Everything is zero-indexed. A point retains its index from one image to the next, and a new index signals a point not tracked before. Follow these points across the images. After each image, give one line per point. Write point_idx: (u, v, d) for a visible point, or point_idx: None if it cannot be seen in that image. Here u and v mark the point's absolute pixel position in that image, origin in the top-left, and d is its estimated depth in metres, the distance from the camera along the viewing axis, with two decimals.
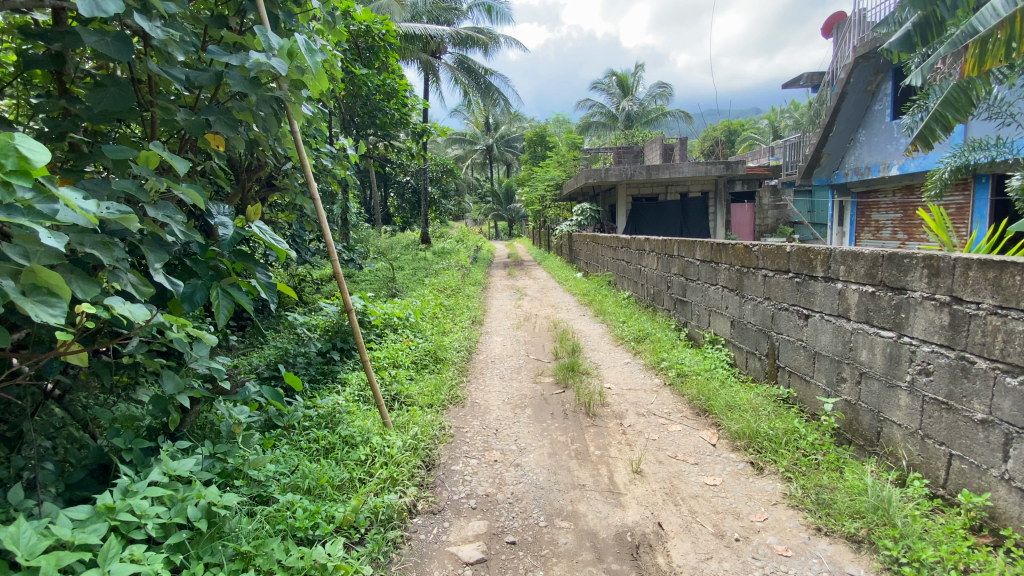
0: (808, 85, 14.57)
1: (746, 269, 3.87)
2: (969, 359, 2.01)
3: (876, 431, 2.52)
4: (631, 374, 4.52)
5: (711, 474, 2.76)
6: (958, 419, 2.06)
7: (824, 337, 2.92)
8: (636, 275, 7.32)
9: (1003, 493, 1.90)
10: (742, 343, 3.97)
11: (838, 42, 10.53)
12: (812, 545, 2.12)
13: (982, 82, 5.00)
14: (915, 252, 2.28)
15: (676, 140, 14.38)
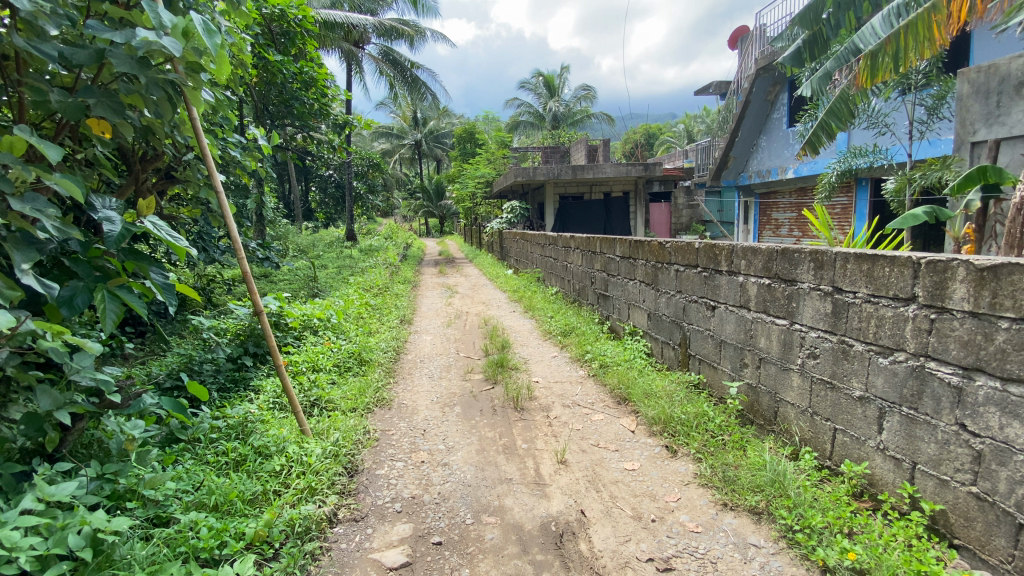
0: (717, 92, 15.67)
1: (661, 264, 4.08)
2: (849, 342, 2.24)
3: (773, 411, 2.76)
4: (558, 368, 4.63)
5: (631, 459, 2.90)
6: (840, 397, 2.30)
7: (729, 326, 3.15)
8: (562, 271, 7.51)
9: (878, 461, 2.13)
10: (658, 334, 4.19)
11: (742, 53, 11.38)
12: (719, 520, 2.28)
13: (861, 95, 5.59)
14: (803, 247, 2.52)
15: (600, 141, 14.91)
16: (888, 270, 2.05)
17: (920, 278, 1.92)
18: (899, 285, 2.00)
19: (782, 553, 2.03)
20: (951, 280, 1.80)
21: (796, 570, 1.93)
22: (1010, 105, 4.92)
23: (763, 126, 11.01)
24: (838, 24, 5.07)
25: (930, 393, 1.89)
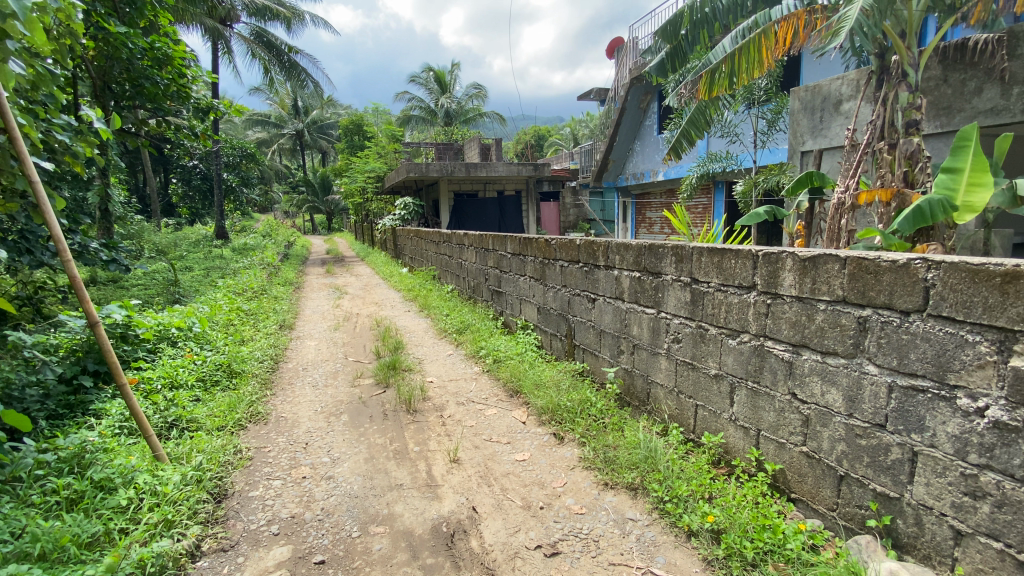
0: (597, 99, 16.66)
1: (547, 260, 4.23)
2: (705, 327, 2.50)
3: (646, 392, 3.01)
4: (452, 366, 4.60)
5: (521, 450, 2.97)
6: (700, 375, 2.56)
7: (607, 316, 3.36)
8: (456, 269, 7.49)
9: (731, 431, 2.40)
10: (547, 327, 4.35)
11: (619, 63, 12.21)
12: (601, 499, 2.42)
13: (714, 106, 6.24)
14: (666, 243, 2.76)
15: (492, 139, 15.10)
16: (734, 262, 2.31)
17: (759, 268, 2.19)
18: (743, 275, 2.27)
19: (655, 523, 2.21)
20: (782, 269, 2.08)
21: (667, 538, 2.12)
22: (831, 119, 5.85)
23: (638, 131, 11.92)
24: (694, 41, 5.43)
25: (768, 367, 2.17)
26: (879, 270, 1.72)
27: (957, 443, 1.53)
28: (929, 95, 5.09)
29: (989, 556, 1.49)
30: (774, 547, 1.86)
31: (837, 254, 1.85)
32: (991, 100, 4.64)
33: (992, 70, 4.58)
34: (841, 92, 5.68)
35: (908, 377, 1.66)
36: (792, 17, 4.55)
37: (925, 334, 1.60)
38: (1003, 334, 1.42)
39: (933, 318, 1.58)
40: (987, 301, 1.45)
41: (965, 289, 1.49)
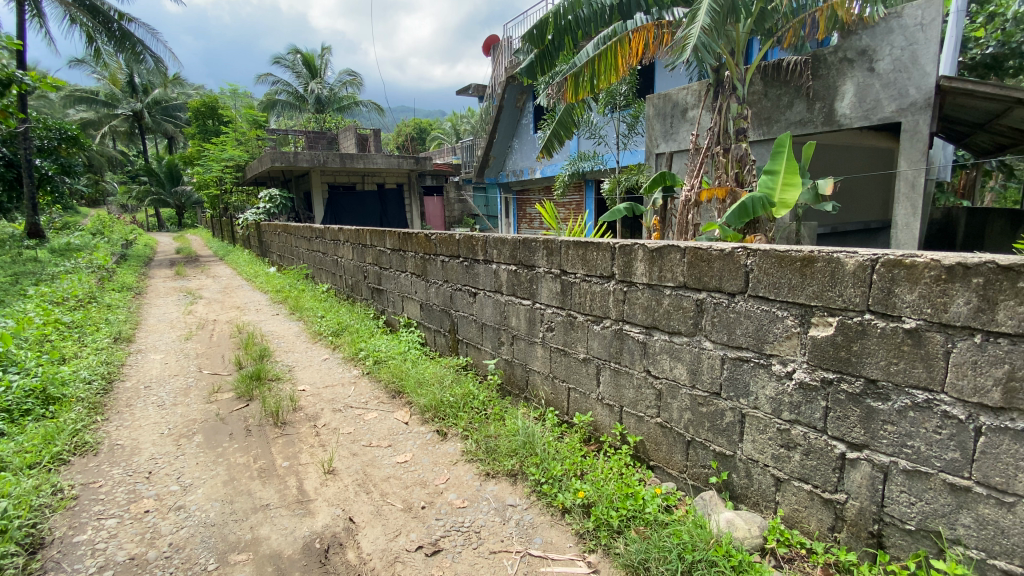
0: (476, 94, 16.75)
1: (428, 255, 4.17)
2: (574, 315, 2.65)
3: (524, 380, 3.11)
4: (328, 371, 4.33)
5: (403, 452, 2.90)
6: (571, 360, 2.71)
7: (487, 310, 3.41)
8: (332, 267, 7.04)
9: (599, 410, 2.58)
10: (430, 323, 4.28)
11: (495, 61, 12.38)
12: (482, 490, 2.46)
13: (580, 108, 6.57)
14: (538, 237, 2.86)
15: (369, 130, 14.46)
16: (597, 254, 2.47)
17: (616, 259, 2.37)
18: (604, 265, 2.44)
19: (533, 506, 2.30)
20: (635, 260, 2.28)
21: (544, 518, 2.21)
22: (680, 125, 6.56)
23: (515, 129, 12.24)
24: (560, 48, 5.47)
25: (627, 349, 2.37)
26: (710, 258, 1.96)
27: (774, 403, 1.81)
28: (754, 107, 5.94)
29: (801, 497, 1.77)
30: (636, 512, 2.03)
31: (679, 244, 2.08)
32: (799, 114, 5.55)
33: (799, 88, 5.49)
34: (687, 101, 6.40)
35: (735, 350, 1.92)
36: (644, 29, 5.12)
37: (747, 311, 1.85)
38: (803, 308, 1.69)
39: (753, 298, 1.83)
40: (791, 282, 1.71)
41: (774, 273, 1.75)
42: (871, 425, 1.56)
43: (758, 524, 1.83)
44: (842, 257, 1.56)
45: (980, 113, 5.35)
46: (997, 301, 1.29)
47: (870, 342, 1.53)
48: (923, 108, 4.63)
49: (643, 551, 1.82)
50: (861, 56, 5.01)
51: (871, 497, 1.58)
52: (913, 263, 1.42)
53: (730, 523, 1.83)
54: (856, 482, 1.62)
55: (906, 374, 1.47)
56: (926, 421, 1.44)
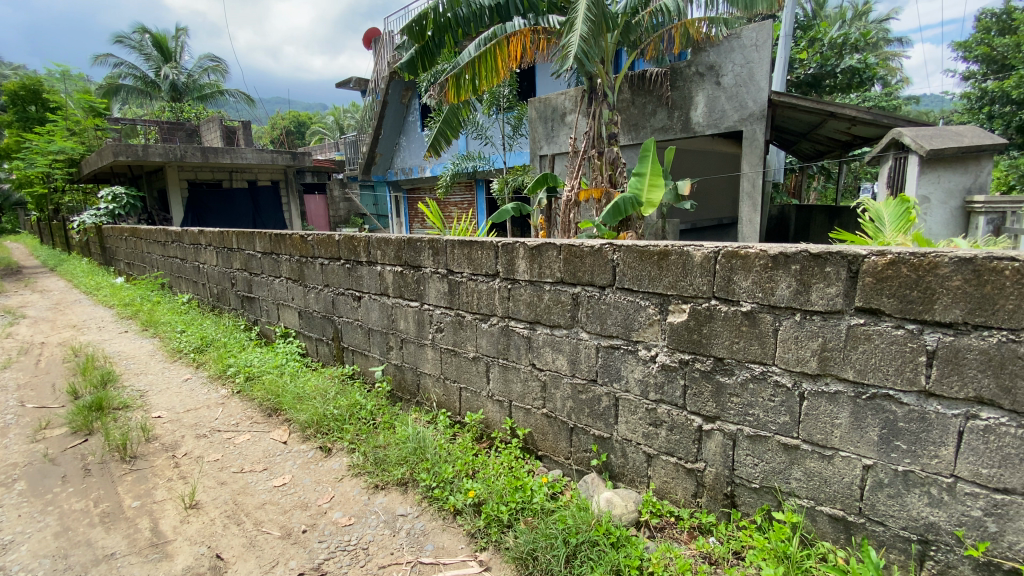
0: (358, 88, 15.99)
1: (304, 259, 3.88)
2: (462, 314, 2.63)
3: (415, 384, 3.03)
4: (190, 393, 3.83)
5: (280, 474, 2.66)
6: (461, 360, 2.69)
7: (373, 314, 3.26)
8: (193, 274, 6.25)
9: (490, 408, 2.60)
10: (311, 332, 3.99)
11: (376, 55, 11.92)
12: (371, 503, 2.35)
13: (464, 108, 6.56)
14: (423, 236, 2.80)
15: (237, 123, 13.14)
16: (481, 253, 2.48)
17: (500, 257, 2.39)
18: (488, 264, 2.45)
19: (423, 512, 2.24)
20: (517, 258, 2.31)
21: (435, 524, 2.16)
22: (560, 128, 6.88)
23: (401, 126, 11.91)
24: (441, 46, 5.34)
25: (513, 345, 2.41)
26: (583, 255, 2.06)
27: (642, 385, 1.96)
28: (623, 113, 6.40)
29: (669, 469, 1.93)
30: (525, 503, 2.07)
31: (555, 242, 2.15)
32: (662, 121, 6.10)
33: (661, 98, 6.04)
34: (565, 105, 6.73)
35: (607, 339, 2.04)
36: (521, 33, 5.28)
37: (616, 303, 1.98)
38: (662, 297, 1.85)
39: (621, 290, 1.96)
40: (651, 274, 1.86)
41: (636, 266, 1.89)
42: (721, 399, 1.75)
43: (633, 500, 1.96)
44: (691, 250, 1.74)
45: (803, 125, 6.29)
46: (810, 284, 1.51)
47: (716, 324, 1.72)
48: (759, 119, 5.38)
49: (532, 541, 1.86)
50: (709, 71, 5.63)
51: (724, 462, 1.78)
52: (747, 253, 1.62)
53: (609, 502, 1.94)
54: (711, 450, 1.80)
55: (745, 351, 1.67)
56: (763, 390, 1.65)
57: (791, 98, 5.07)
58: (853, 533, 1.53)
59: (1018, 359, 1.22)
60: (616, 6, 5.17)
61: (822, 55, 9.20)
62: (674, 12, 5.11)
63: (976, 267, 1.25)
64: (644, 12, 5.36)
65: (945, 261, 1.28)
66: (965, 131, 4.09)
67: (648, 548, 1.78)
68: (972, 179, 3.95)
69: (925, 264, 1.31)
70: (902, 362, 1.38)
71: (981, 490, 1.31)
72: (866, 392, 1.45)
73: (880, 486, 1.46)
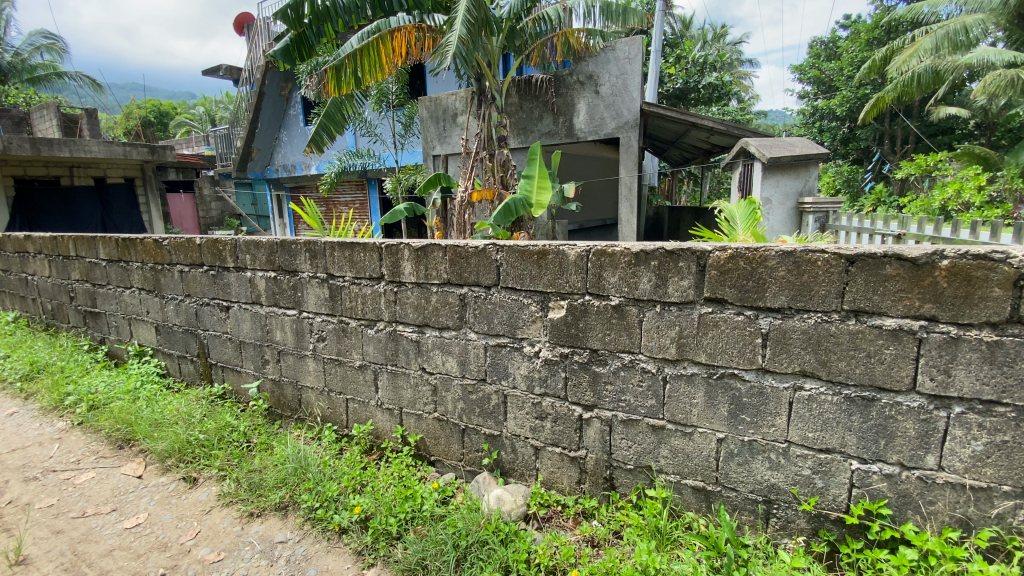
0: (229, 77, 14.54)
1: (160, 266, 3.42)
2: (345, 321, 2.49)
3: (296, 399, 2.82)
4: (13, 431, 3.19)
5: (133, 514, 2.32)
6: (346, 370, 2.55)
7: (244, 325, 2.97)
8: (19, 287, 5.23)
9: (378, 417, 2.49)
10: (172, 349, 3.53)
11: (250, 42, 10.94)
12: (244, 534, 2.13)
13: (349, 102, 6.24)
14: (298, 239, 2.60)
15: (78, 110, 11.30)
16: (363, 255, 2.35)
17: (384, 260, 2.29)
18: (371, 267, 2.34)
19: (306, 536, 2.08)
20: (401, 260, 2.23)
21: (318, 547, 2.01)
22: (451, 129, 6.86)
23: (281, 120, 11.05)
24: (320, 36, 4.86)
25: (402, 349, 2.32)
26: (468, 255, 2.05)
27: (527, 381, 2.00)
28: (512, 117, 6.52)
29: (555, 460, 2.00)
30: (415, 512, 2.00)
31: (439, 243, 2.12)
32: (548, 126, 6.32)
33: (546, 103, 6.26)
34: (455, 106, 6.72)
35: (494, 338, 2.05)
36: (405, 29, 5.14)
37: (501, 302, 2.00)
38: (543, 295, 1.90)
39: (505, 289, 1.98)
40: (531, 273, 1.91)
41: (518, 265, 1.93)
42: (598, 388, 1.85)
43: (522, 494, 1.99)
44: (566, 249, 1.81)
45: (672, 134, 6.91)
46: (667, 278, 1.65)
47: (591, 318, 1.81)
48: (633, 127, 5.84)
49: (421, 550, 1.81)
50: (589, 80, 5.97)
51: (603, 448, 1.88)
52: (613, 251, 1.72)
53: (499, 500, 1.95)
54: (591, 437, 1.90)
55: (616, 341, 1.78)
56: (633, 376, 1.76)
57: (659, 109, 5.54)
58: (712, 501, 1.70)
59: (830, 336, 1.43)
60: (500, 10, 5.19)
61: (687, 71, 10.16)
62: (555, 22, 5.53)
63: (796, 258, 1.44)
64: (527, 19, 5.53)
65: (772, 254, 1.47)
66: (797, 142, 4.73)
67: (535, 540, 1.82)
68: (802, 183, 4.58)
69: (757, 257, 1.50)
70: (743, 344, 1.55)
71: (809, 451, 1.51)
72: (716, 372, 1.61)
73: (732, 456, 1.63)
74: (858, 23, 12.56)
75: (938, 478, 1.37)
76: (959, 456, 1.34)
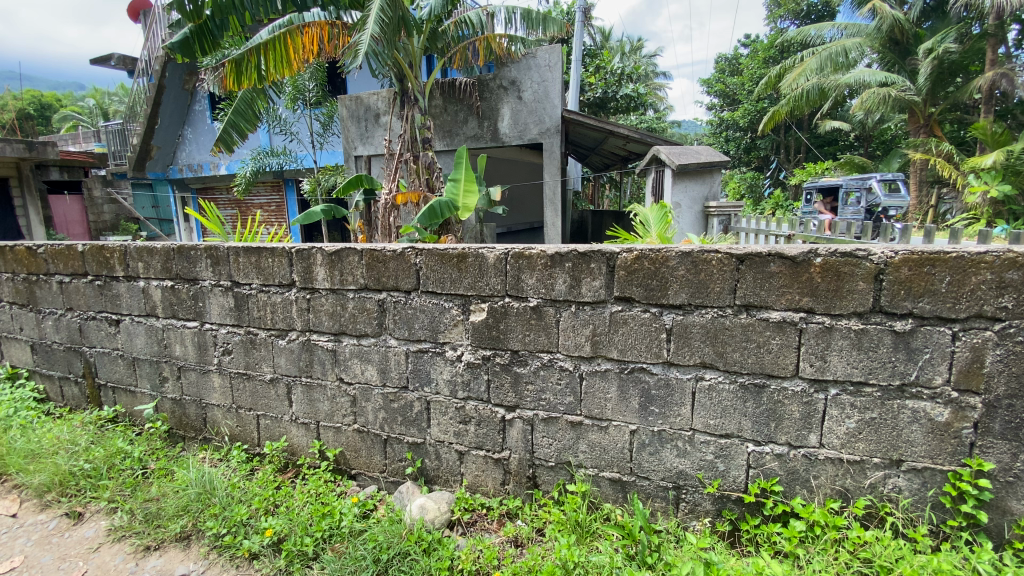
0: (123, 68, 13.22)
1: (34, 276, 3.02)
2: (253, 332, 2.33)
3: (201, 419, 2.60)
4: None
5: (4, 559, 2.04)
6: (256, 384, 2.39)
7: (138, 340, 2.70)
8: None
9: (294, 432, 2.36)
10: (52, 369, 3.14)
11: (146, 29, 10.00)
12: (140, 571, 1.93)
13: (261, 97, 5.86)
14: (198, 244, 2.40)
15: None
16: (271, 261, 2.22)
17: (295, 265, 2.17)
18: (281, 273, 2.21)
19: (210, 567, 1.91)
20: (313, 265, 2.13)
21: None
22: (374, 129, 6.69)
23: (185, 116, 10.21)
24: (224, 28, 4.48)
25: (317, 360, 2.21)
26: (385, 259, 1.99)
27: (450, 385, 1.98)
28: (437, 119, 6.45)
29: (480, 464, 1.99)
30: (333, 530, 1.91)
31: (355, 247, 2.04)
32: (472, 129, 6.32)
33: (471, 106, 6.26)
34: (377, 106, 6.57)
35: (415, 344, 2.01)
36: (316, 25, 4.94)
37: (422, 306, 1.97)
38: (464, 298, 1.89)
39: (425, 293, 1.95)
40: (451, 277, 1.89)
41: (438, 269, 1.91)
42: (519, 389, 1.86)
43: (446, 500, 1.97)
44: (485, 251, 1.82)
45: (593, 140, 7.17)
46: (581, 279, 1.70)
47: (511, 320, 1.82)
48: (555, 134, 6.07)
49: (339, 569, 1.72)
50: (512, 85, 6.07)
51: (525, 447, 1.90)
52: (531, 254, 1.75)
53: (421, 508, 1.90)
54: (514, 437, 1.91)
55: (535, 342, 1.80)
56: (552, 375, 1.80)
57: (578, 116, 5.74)
58: (627, 491, 1.77)
59: (725, 329, 1.54)
60: (421, 12, 5.10)
61: (606, 80, 10.57)
62: (477, 26, 5.40)
63: (693, 258, 1.54)
64: (449, 22, 5.41)
65: (673, 255, 1.56)
66: (702, 150, 5.05)
67: (459, 546, 1.80)
68: (708, 189, 4.92)
69: (659, 258, 1.58)
70: (650, 339, 1.64)
71: (711, 438, 1.62)
72: (628, 366, 1.68)
73: (644, 445, 1.71)
74: (756, 42, 13.73)
75: (820, 454, 1.52)
76: (836, 433, 1.49)
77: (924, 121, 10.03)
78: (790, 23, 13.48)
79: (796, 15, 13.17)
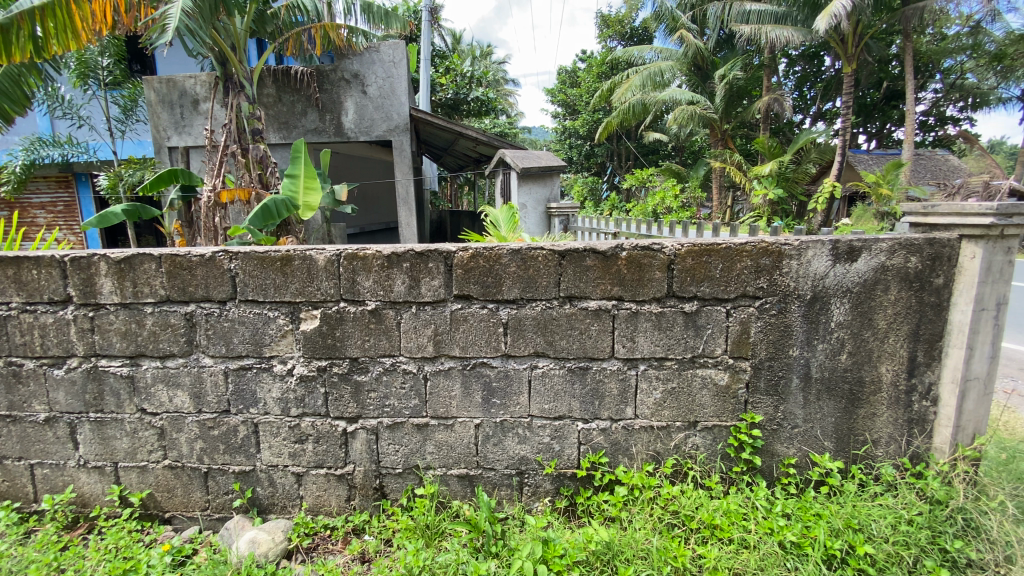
0: None
1: None
2: (16, 363, 1.88)
3: None
4: None
5: None
6: (24, 428, 1.93)
7: None
8: None
9: (84, 478, 1.95)
10: None
11: None
12: None
13: (34, 77, 4.80)
14: None
15: None
16: (36, 272, 1.80)
17: (70, 277, 1.80)
18: (52, 288, 1.81)
19: None
20: (96, 275, 1.78)
21: None
22: (193, 118, 5.89)
23: None
24: None
25: (109, 390, 1.86)
26: (192, 265, 1.74)
27: (281, 403, 1.81)
28: (270, 110, 5.85)
29: (321, 482, 1.86)
30: None
31: (151, 252, 1.75)
32: (313, 123, 5.89)
33: (310, 98, 5.82)
34: (196, 91, 5.81)
35: (235, 360, 1.80)
36: None
37: (241, 318, 1.77)
38: (292, 305, 1.75)
39: (244, 303, 1.76)
40: (275, 282, 1.73)
41: (258, 274, 1.73)
42: (360, 397, 1.78)
43: (281, 529, 1.79)
44: (313, 253, 1.70)
45: (445, 141, 7.19)
46: (419, 279, 1.68)
47: (347, 326, 1.73)
48: (404, 132, 5.97)
49: None
50: (355, 79, 5.80)
51: (370, 458, 1.82)
52: (364, 255, 1.68)
53: (252, 543, 1.70)
54: (357, 450, 1.82)
55: (376, 346, 1.74)
56: (395, 379, 1.75)
57: (426, 115, 5.71)
58: (474, 484, 1.80)
59: (553, 320, 1.65)
60: None
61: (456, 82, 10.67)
62: (312, 13, 5.07)
63: (523, 256, 1.62)
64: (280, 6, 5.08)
65: (504, 252, 1.63)
66: (544, 154, 5.37)
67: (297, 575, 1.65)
68: (550, 190, 5.25)
69: (493, 255, 1.63)
70: (488, 334, 1.68)
71: (546, 421, 1.72)
72: (469, 363, 1.71)
73: (488, 438, 1.76)
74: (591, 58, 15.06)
75: (636, 424, 1.71)
76: (646, 404, 1.69)
77: (721, 136, 11.95)
78: (618, 43, 15.04)
79: (622, 36, 14.74)
